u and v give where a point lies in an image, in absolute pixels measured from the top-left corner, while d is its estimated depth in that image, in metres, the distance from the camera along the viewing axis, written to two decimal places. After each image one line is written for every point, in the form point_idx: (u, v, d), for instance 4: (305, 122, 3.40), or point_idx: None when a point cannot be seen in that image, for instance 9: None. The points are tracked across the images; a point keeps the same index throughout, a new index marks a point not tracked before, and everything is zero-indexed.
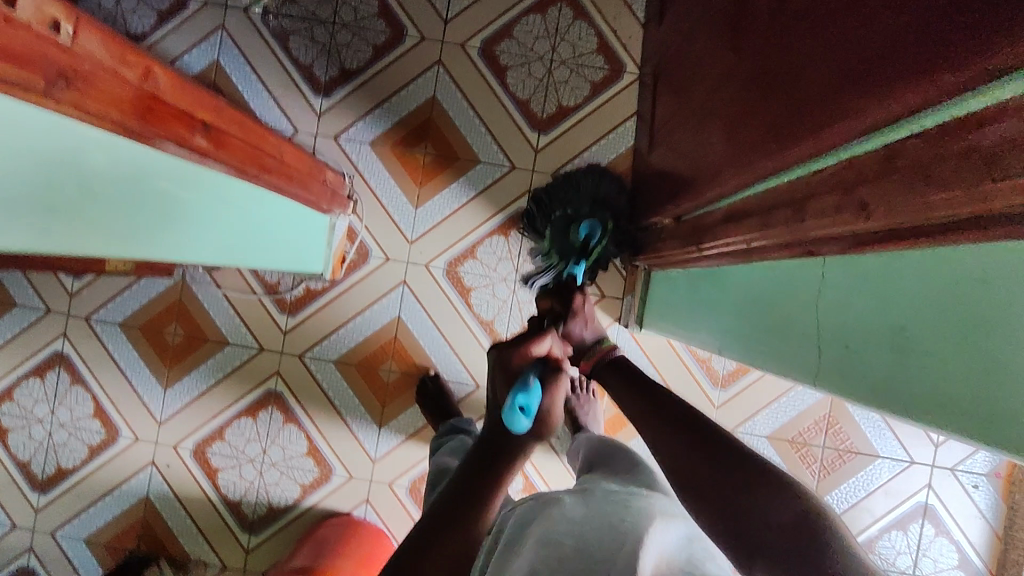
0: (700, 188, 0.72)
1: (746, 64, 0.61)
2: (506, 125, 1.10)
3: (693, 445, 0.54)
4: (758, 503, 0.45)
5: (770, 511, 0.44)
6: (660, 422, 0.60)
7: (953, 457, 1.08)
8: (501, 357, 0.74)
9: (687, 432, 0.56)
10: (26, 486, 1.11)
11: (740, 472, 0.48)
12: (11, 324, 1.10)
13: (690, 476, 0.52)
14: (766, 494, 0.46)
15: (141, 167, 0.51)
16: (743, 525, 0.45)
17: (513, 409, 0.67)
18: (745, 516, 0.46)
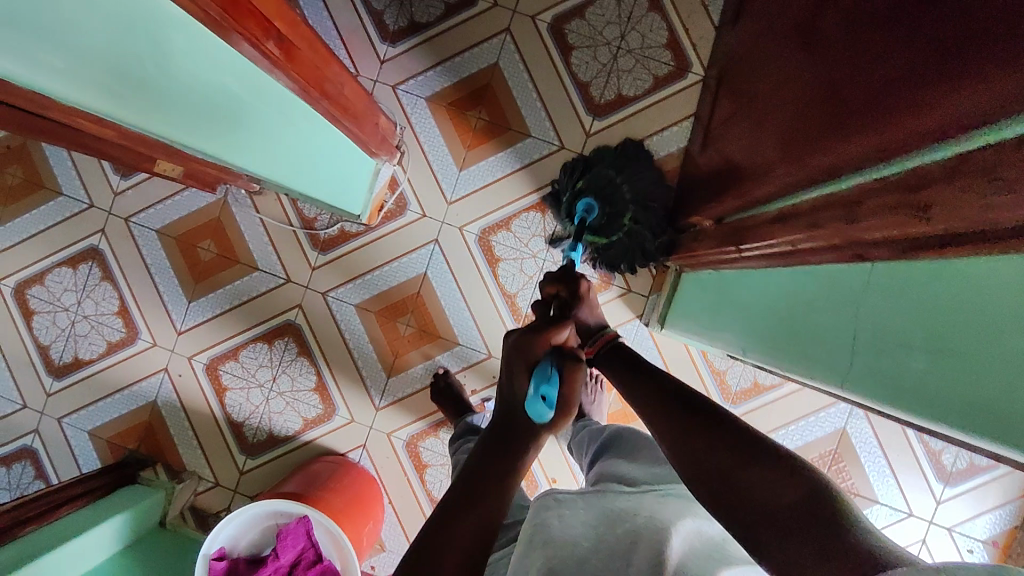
0: (751, 189, 0.72)
1: (815, 71, 0.61)
2: (562, 103, 1.10)
3: (691, 433, 0.58)
4: (744, 471, 0.49)
5: (768, 493, 0.46)
6: (660, 405, 0.66)
7: (953, 517, 1.06)
8: (517, 345, 0.75)
9: (697, 422, 0.59)
10: (41, 369, 1.14)
11: (720, 450, 0.53)
12: (54, 211, 1.13)
13: (690, 455, 0.56)
14: (751, 465, 0.49)
15: (212, 55, 0.53)
16: (734, 496, 0.49)
17: (535, 399, 0.73)
18: (727, 490, 0.50)
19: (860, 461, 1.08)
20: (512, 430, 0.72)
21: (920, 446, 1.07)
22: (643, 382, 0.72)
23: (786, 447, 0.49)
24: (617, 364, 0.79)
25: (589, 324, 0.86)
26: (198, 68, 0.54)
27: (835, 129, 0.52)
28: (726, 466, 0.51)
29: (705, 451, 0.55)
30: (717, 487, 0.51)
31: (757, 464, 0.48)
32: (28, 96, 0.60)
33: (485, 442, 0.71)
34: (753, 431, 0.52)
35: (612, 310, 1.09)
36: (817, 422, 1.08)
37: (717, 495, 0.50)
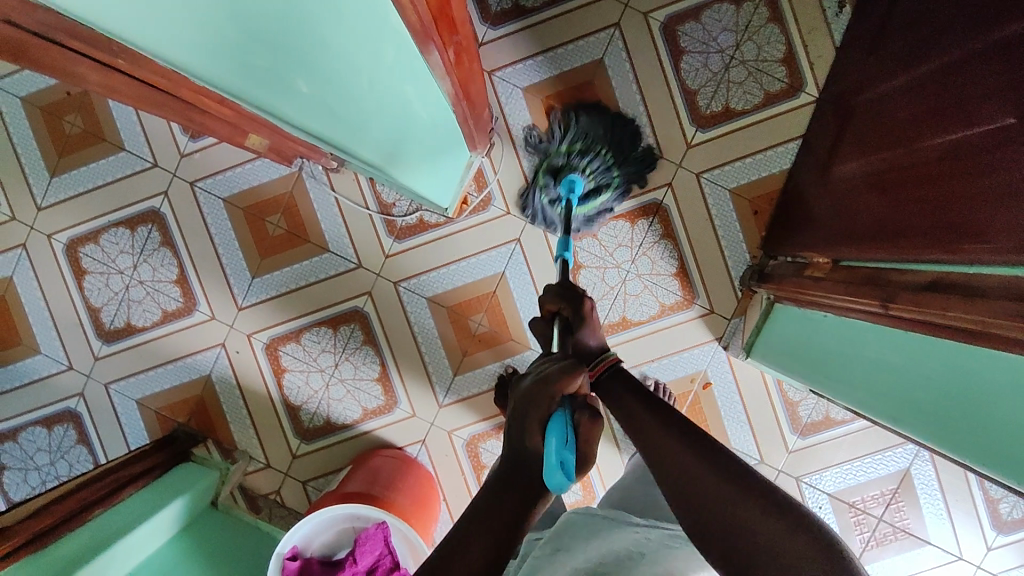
0: (903, 246, 0.68)
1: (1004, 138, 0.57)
2: (666, 110, 1.04)
3: (686, 452, 0.53)
4: (750, 525, 0.44)
5: (762, 540, 0.42)
6: (656, 425, 0.59)
7: (1002, 565, 1.06)
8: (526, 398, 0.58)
9: (693, 454, 0.53)
10: (91, 332, 1.09)
11: (723, 484, 0.48)
12: (114, 167, 1.07)
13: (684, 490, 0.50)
14: (764, 517, 0.43)
15: (397, 68, 0.49)
16: (739, 552, 0.43)
17: (550, 467, 0.52)
18: (737, 535, 0.44)
19: (918, 502, 1.07)
20: (518, 494, 0.54)
21: (980, 493, 1.06)
22: (637, 403, 0.64)
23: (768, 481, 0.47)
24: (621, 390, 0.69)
25: (589, 346, 0.75)
26: (382, 74, 0.49)
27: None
28: (707, 505, 0.47)
29: (705, 481, 0.49)
30: (710, 528, 0.46)
31: (741, 492, 0.46)
32: (170, 75, 0.55)
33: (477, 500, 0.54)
34: (750, 473, 0.48)
35: (691, 329, 1.07)
36: (882, 460, 1.07)
37: (720, 546, 0.45)
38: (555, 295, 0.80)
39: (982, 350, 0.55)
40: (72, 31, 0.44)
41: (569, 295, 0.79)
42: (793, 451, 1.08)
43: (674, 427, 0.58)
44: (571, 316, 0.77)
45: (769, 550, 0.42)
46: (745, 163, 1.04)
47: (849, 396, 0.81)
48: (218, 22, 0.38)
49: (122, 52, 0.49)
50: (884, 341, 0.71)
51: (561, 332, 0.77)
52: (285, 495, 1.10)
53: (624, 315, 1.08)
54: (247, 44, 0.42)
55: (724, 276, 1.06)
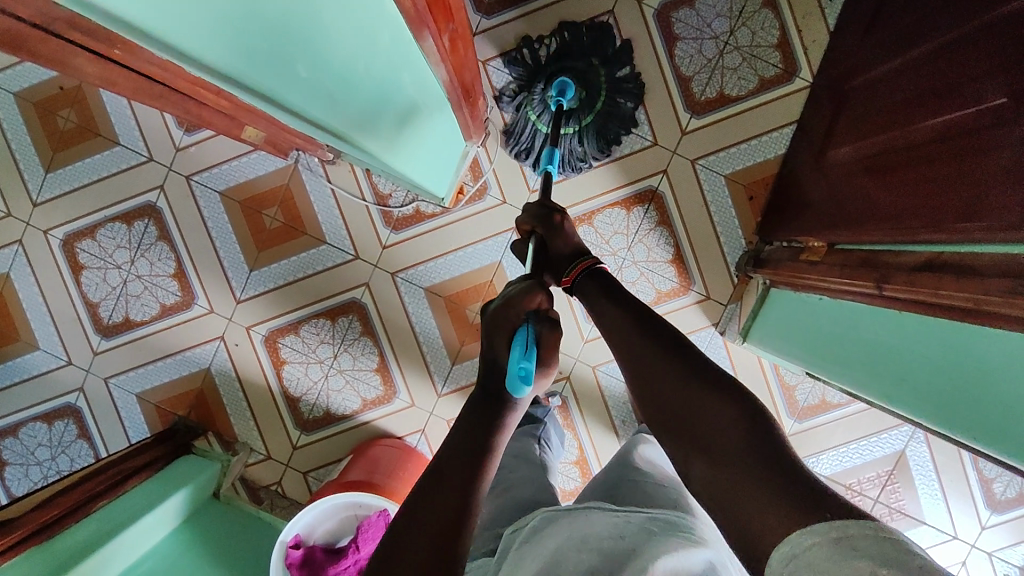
0: (897, 228, 0.69)
1: (996, 116, 0.58)
2: (661, 97, 1.05)
3: (659, 349, 0.60)
4: (706, 410, 0.52)
5: (714, 420, 0.50)
6: (629, 324, 0.65)
7: (996, 543, 1.07)
8: (497, 315, 0.67)
9: (671, 362, 0.58)
10: (89, 327, 1.10)
11: (689, 377, 0.55)
12: (109, 162, 1.07)
13: (656, 382, 0.58)
14: (717, 401, 0.52)
15: (395, 55, 0.49)
16: (696, 431, 0.51)
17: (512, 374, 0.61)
18: (694, 417, 0.52)
19: (913, 483, 1.08)
20: (496, 400, 0.64)
21: (974, 472, 1.07)
22: (610, 303, 0.70)
23: (734, 383, 0.53)
24: (597, 290, 0.72)
25: (563, 255, 0.79)
26: (375, 63, 0.50)
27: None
28: (673, 398, 0.55)
29: (671, 375, 0.57)
30: (676, 415, 0.54)
31: (708, 396, 0.53)
32: (166, 66, 0.55)
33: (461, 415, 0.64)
34: (713, 368, 0.56)
35: (688, 316, 1.08)
36: (877, 442, 1.08)
37: (681, 426, 0.53)
38: (531, 215, 0.82)
39: (979, 328, 0.56)
40: (71, 21, 0.45)
41: (543, 213, 0.81)
42: (790, 435, 1.09)
43: (653, 334, 0.63)
44: (546, 235, 0.80)
45: (717, 426, 0.50)
46: (739, 149, 1.05)
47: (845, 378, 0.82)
48: (220, 13, 0.38)
49: (120, 42, 0.49)
50: (880, 321, 0.72)
51: (537, 249, 0.81)
52: (286, 486, 1.11)
53: None
54: (250, 32, 0.42)
55: (720, 262, 1.07)
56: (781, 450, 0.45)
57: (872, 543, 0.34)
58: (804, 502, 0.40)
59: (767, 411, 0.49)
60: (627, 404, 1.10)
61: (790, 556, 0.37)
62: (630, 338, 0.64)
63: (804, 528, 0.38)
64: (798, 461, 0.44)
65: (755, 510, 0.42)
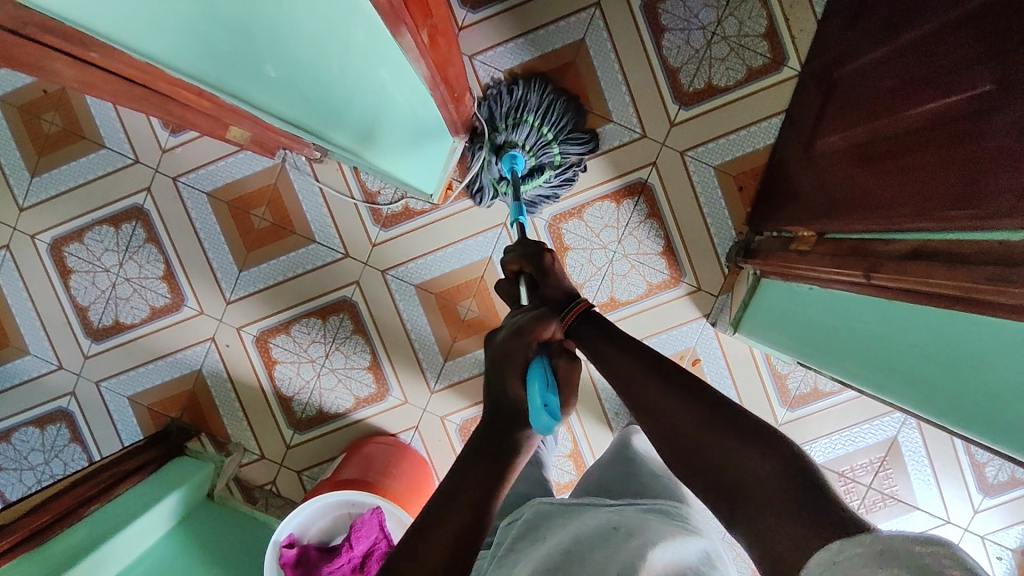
0: (884, 216, 0.69)
1: (982, 103, 0.57)
2: (649, 89, 1.04)
3: (668, 386, 0.59)
4: (728, 453, 0.50)
5: (737, 463, 0.49)
6: (633, 361, 0.64)
7: (989, 526, 1.07)
8: (506, 347, 0.65)
9: (679, 395, 0.58)
10: (79, 331, 1.09)
11: (705, 417, 0.54)
12: (96, 164, 1.06)
13: (673, 424, 0.56)
14: (738, 441, 0.50)
15: (373, 53, 0.49)
16: (721, 475, 0.50)
17: (538, 410, 0.60)
18: (717, 460, 0.51)
19: (906, 469, 1.09)
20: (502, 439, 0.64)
21: (966, 456, 1.08)
22: (606, 341, 0.68)
23: (746, 415, 0.53)
24: (586, 324, 0.71)
25: (554, 296, 0.75)
26: (351, 60, 0.49)
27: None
28: (693, 440, 0.54)
29: (686, 415, 0.56)
30: (698, 458, 0.53)
31: (716, 428, 0.53)
32: (143, 67, 0.55)
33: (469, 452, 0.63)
34: (728, 405, 0.54)
35: (679, 307, 1.08)
36: (869, 429, 1.08)
37: (705, 469, 0.51)
38: (518, 255, 0.79)
39: (964, 314, 0.56)
40: (43, 25, 0.44)
41: (532, 252, 0.78)
42: (782, 424, 1.09)
43: (653, 368, 0.62)
44: (538, 275, 0.77)
45: (742, 470, 0.49)
46: (728, 140, 1.05)
47: (837, 367, 0.82)
48: (185, 11, 0.38)
49: (94, 45, 0.48)
50: (868, 308, 0.72)
51: (527, 290, 0.78)
52: (281, 485, 1.11)
53: (612, 296, 1.08)
54: (220, 30, 0.42)
55: (710, 254, 1.07)
56: (810, 480, 0.45)
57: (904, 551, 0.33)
58: (839, 528, 0.39)
59: (793, 444, 0.48)
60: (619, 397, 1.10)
61: (832, 563, 0.37)
62: (629, 372, 0.63)
63: (853, 539, 0.37)
64: (830, 488, 0.44)
65: (790, 541, 0.41)
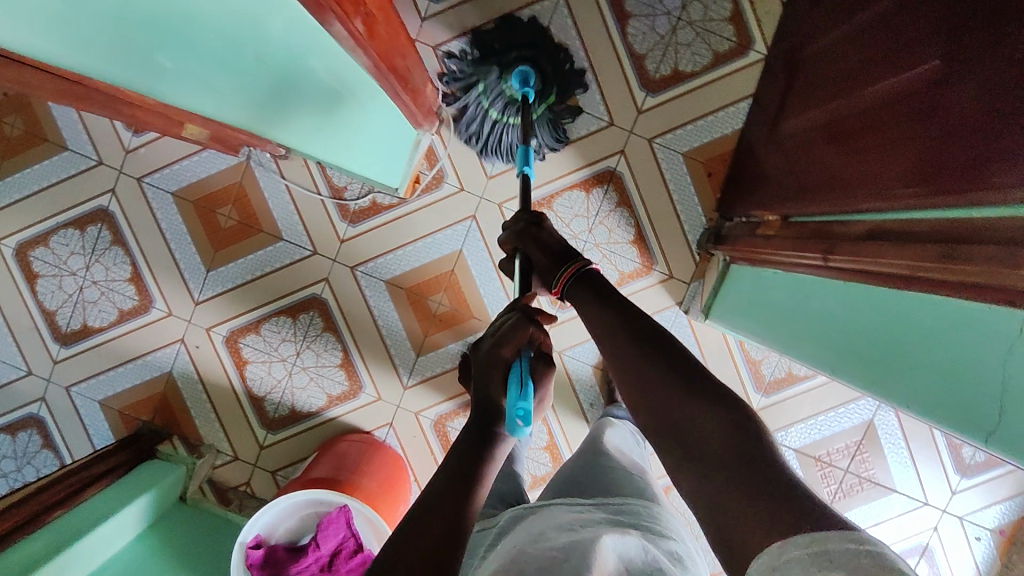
0: (841, 196, 0.68)
1: (933, 78, 0.56)
2: (615, 76, 1.03)
3: (643, 346, 0.57)
4: (696, 417, 0.49)
5: (704, 428, 0.48)
6: (613, 320, 0.62)
7: (966, 507, 1.08)
8: (489, 352, 0.63)
9: (654, 358, 0.55)
10: (48, 336, 1.08)
11: (675, 378, 0.53)
12: (58, 167, 1.05)
13: (642, 384, 0.55)
14: (705, 405, 0.49)
15: (304, 44, 0.48)
16: (685, 439, 0.49)
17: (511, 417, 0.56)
18: (685, 425, 0.50)
19: (882, 451, 1.09)
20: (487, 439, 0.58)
21: (943, 438, 1.08)
22: (591, 300, 0.66)
23: (717, 384, 0.51)
24: (575, 287, 0.69)
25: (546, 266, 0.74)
26: (280, 51, 0.48)
27: (999, 155, 0.45)
28: (663, 401, 0.52)
29: (655, 376, 0.54)
30: (667, 421, 0.51)
31: (685, 391, 0.51)
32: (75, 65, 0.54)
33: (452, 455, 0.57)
34: (700, 368, 0.53)
35: (652, 296, 1.07)
36: (845, 413, 1.08)
37: (672, 434, 0.50)
38: (513, 234, 0.79)
39: (915, 294, 0.55)
40: None
41: (524, 234, 0.77)
42: (758, 410, 1.09)
43: (633, 327, 0.60)
44: (532, 250, 0.76)
45: (706, 434, 0.48)
46: (696, 126, 1.04)
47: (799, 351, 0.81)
48: None
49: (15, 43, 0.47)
50: (829, 291, 0.71)
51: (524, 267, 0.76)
52: (255, 485, 1.10)
53: None
54: (133, 22, 0.40)
55: (682, 242, 1.06)
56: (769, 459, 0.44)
57: (850, 557, 0.34)
58: (788, 510, 0.39)
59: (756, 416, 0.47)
60: (593, 387, 1.10)
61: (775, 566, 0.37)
62: (611, 333, 0.61)
63: (787, 540, 0.37)
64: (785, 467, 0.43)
65: (742, 523, 0.41)
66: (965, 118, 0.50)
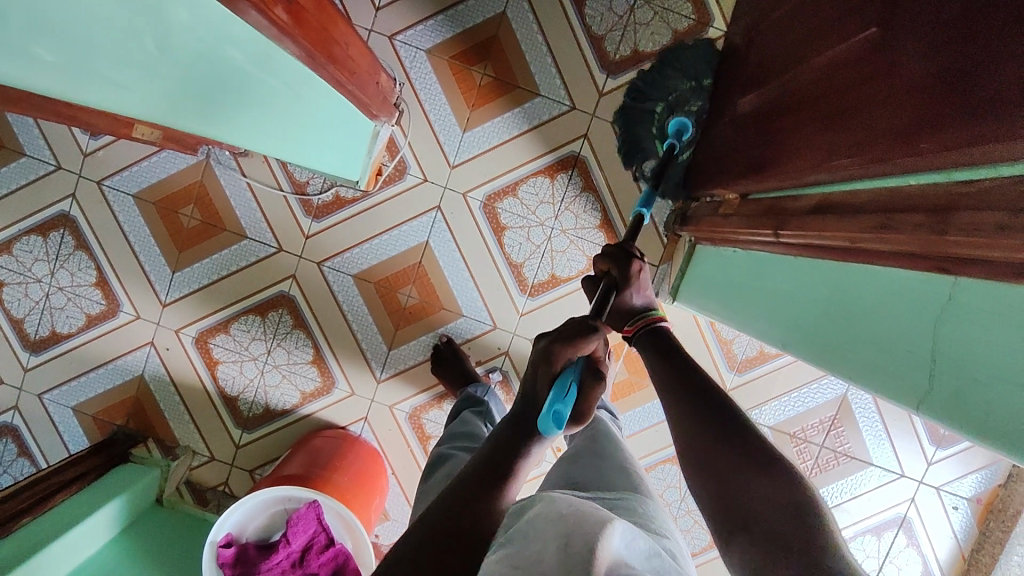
0: (788, 171, 0.67)
1: (873, 46, 0.55)
2: (574, 58, 1.02)
3: (701, 413, 0.62)
4: (748, 484, 0.52)
5: (757, 495, 0.50)
6: (676, 390, 0.67)
7: (942, 477, 1.08)
8: (547, 350, 0.61)
9: (713, 421, 0.60)
10: (17, 344, 1.08)
11: (730, 448, 0.56)
12: (16, 173, 1.03)
13: (699, 452, 0.59)
14: (758, 475, 0.52)
15: (218, 34, 0.47)
16: (735, 506, 0.51)
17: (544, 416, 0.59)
18: (736, 492, 0.52)
19: (857, 425, 1.09)
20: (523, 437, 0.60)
21: None
22: (663, 365, 0.71)
23: (769, 446, 0.54)
24: (647, 348, 0.76)
25: (633, 304, 0.79)
26: (193, 40, 0.47)
27: (930, 121, 0.44)
28: (719, 466, 0.55)
29: (711, 443, 0.58)
30: (721, 487, 0.54)
31: (739, 459, 0.54)
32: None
33: (493, 443, 0.60)
34: (755, 436, 0.56)
35: None
36: (819, 389, 1.08)
37: (723, 501, 0.53)
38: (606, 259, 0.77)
39: (856, 266, 0.55)
40: None
41: (622, 258, 0.76)
42: (732, 389, 1.09)
43: (695, 391, 0.65)
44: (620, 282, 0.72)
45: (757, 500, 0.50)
46: None
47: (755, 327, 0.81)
48: None
49: None
50: (782, 268, 0.71)
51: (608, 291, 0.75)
52: (233, 484, 1.10)
53: (553, 272, 1.07)
54: (29, 18, 0.39)
55: (649, 223, 1.06)
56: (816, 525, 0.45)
57: None
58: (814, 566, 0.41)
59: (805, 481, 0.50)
60: None
61: None
62: (673, 396, 0.67)
63: None
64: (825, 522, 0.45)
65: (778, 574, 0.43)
66: (901, 85, 0.49)
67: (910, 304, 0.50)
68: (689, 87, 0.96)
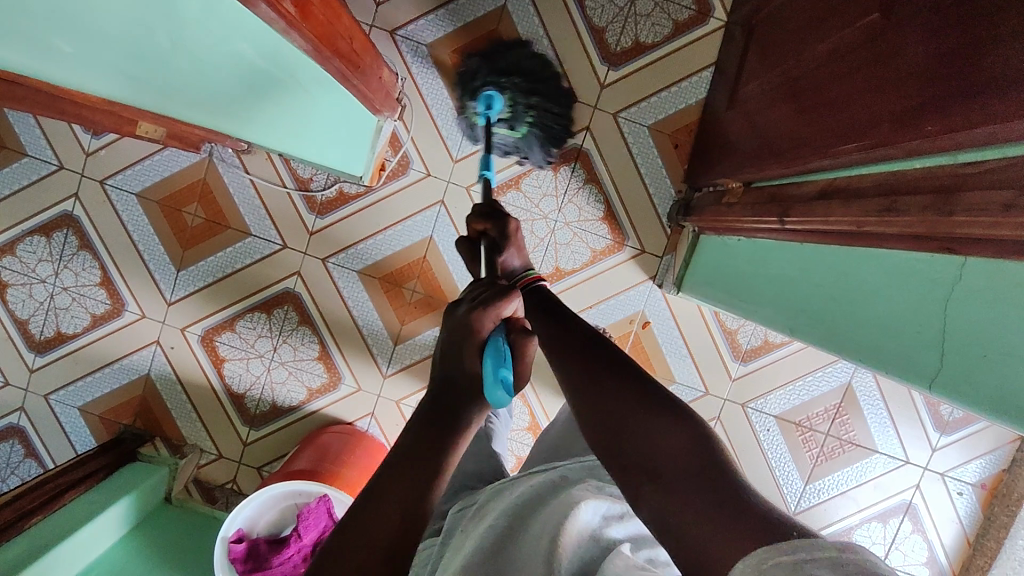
0: (791, 157, 0.67)
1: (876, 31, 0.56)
2: (574, 50, 1.01)
3: (606, 377, 0.57)
4: (653, 431, 0.46)
5: (659, 441, 0.44)
6: (582, 354, 0.62)
7: (947, 463, 1.09)
8: (466, 314, 0.53)
9: (621, 381, 0.55)
10: (23, 346, 1.08)
11: (637, 402, 0.50)
12: (18, 174, 1.03)
13: (602, 407, 0.53)
14: (663, 425, 0.46)
15: (228, 28, 0.47)
16: (632, 455, 0.45)
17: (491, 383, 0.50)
18: (636, 438, 0.46)
19: (862, 412, 1.10)
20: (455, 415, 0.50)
21: (920, 397, 1.09)
22: (568, 333, 0.67)
23: (675, 399, 0.49)
24: (542, 312, 0.74)
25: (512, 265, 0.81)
26: (203, 33, 0.47)
27: (935, 103, 0.44)
28: (624, 417, 0.50)
29: (618, 398, 0.52)
30: (621, 438, 0.48)
31: (644, 410, 0.49)
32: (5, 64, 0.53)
33: (418, 426, 0.49)
34: (662, 394, 0.51)
35: (623, 271, 1.07)
36: (823, 378, 1.09)
37: (622, 449, 0.46)
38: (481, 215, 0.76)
39: (863, 251, 0.55)
40: None
41: (496, 215, 0.76)
42: (736, 379, 1.09)
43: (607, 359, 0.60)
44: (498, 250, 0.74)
45: (662, 447, 0.44)
46: (661, 97, 1.03)
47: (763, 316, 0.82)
48: None
49: None
50: (786, 255, 0.71)
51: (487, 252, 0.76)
52: (241, 483, 1.10)
53: (557, 264, 1.07)
54: (43, 11, 0.40)
55: (651, 214, 1.05)
56: (719, 455, 0.41)
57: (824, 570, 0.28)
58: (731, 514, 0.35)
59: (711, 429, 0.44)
60: None
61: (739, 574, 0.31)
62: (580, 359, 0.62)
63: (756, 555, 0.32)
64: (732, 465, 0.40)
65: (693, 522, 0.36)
66: (905, 69, 0.49)
67: (920, 286, 0.50)
68: (517, 66, 0.95)
